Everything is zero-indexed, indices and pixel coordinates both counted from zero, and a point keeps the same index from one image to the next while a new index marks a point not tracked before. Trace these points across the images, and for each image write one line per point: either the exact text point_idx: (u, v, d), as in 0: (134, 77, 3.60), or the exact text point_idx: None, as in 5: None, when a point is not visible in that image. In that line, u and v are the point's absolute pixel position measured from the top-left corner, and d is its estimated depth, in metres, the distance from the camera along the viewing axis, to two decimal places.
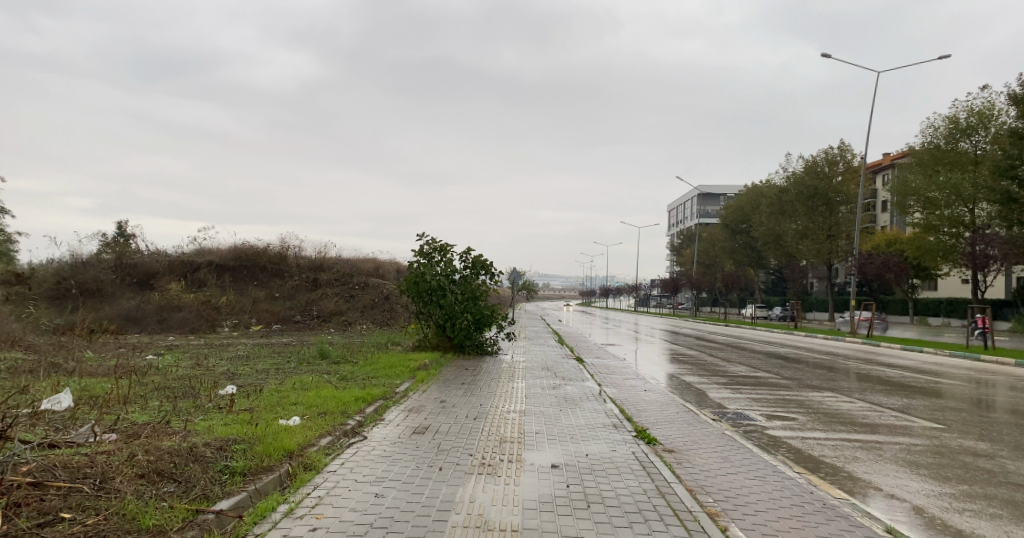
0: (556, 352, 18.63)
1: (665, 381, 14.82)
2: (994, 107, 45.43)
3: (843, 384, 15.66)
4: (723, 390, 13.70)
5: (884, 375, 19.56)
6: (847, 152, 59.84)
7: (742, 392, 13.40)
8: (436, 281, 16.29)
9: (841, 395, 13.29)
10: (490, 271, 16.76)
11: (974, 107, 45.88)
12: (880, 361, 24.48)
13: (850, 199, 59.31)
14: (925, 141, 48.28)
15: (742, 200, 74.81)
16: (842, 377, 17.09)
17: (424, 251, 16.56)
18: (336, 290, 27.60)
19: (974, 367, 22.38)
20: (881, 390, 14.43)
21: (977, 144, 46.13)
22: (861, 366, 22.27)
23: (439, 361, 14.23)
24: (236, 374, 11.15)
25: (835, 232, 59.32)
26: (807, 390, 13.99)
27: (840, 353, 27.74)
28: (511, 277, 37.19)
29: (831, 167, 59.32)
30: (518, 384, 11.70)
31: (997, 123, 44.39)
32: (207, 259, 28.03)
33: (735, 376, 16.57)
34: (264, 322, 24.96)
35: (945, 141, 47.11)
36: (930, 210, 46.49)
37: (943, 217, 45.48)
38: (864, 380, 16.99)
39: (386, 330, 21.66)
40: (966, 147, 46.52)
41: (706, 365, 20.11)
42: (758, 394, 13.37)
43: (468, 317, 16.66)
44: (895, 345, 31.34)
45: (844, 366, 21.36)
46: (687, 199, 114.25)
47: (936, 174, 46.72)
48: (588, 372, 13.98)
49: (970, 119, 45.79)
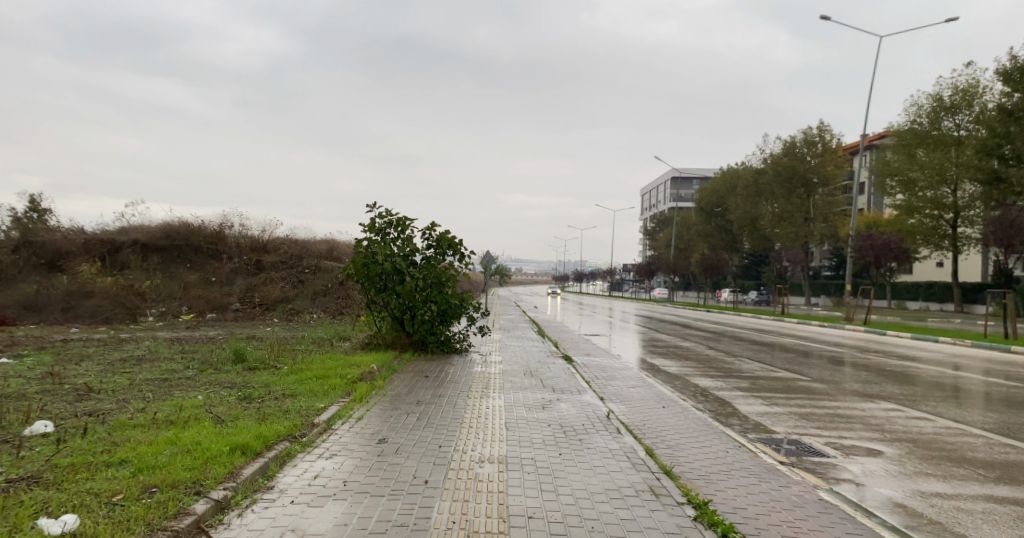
0: (537, 348, 15.54)
1: (680, 386, 11.80)
2: (979, 84, 42.70)
3: (886, 387, 12.74)
4: (752, 399, 10.71)
5: (915, 372, 16.74)
6: (828, 132, 57.34)
7: (780, 403, 10.38)
8: (391, 264, 13.07)
9: (904, 404, 10.36)
10: (458, 251, 13.57)
11: (959, 84, 43.16)
12: (894, 353, 21.66)
13: (828, 181, 56.81)
14: (907, 121, 45.57)
15: (718, 182, 72.27)
16: (876, 378, 14.32)
17: (376, 226, 13.29)
18: (283, 275, 24.17)
19: (1000, 360, 19.84)
20: (944, 397, 11.50)
21: (961, 123, 43.31)
22: (879, 360, 19.42)
23: (390, 365, 10.98)
24: (88, 396, 7.81)
25: (811, 215, 56.78)
26: (854, 398, 11.01)
27: (844, 344, 24.96)
28: (482, 261, 33.98)
29: (810, 148, 57.07)
30: (493, 403, 8.53)
31: (982, 101, 41.81)
32: (131, 238, 24.38)
33: (753, 378, 13.68)
34: (197, 311, 21.50)
35: (928, 121, 44.29)
36: (910, 191, 44.30)
37: (925, 199, 43.25)
38: (903, 382, 14.09)
39: (333, 322, 18.39)
40: (948, 127, 43.86)
41: (710, 362, 17.11)
42: (800, 404, 10.34)
43: (431, 308, 13.52)
44: (899, 334, 28.71)
45: (860, 361, 18.68)
46: (660, 183, 112.07)
47: (914, 154, 44.10)
48: (581, 379, 10.96)
49: (955, 97, 42.94)
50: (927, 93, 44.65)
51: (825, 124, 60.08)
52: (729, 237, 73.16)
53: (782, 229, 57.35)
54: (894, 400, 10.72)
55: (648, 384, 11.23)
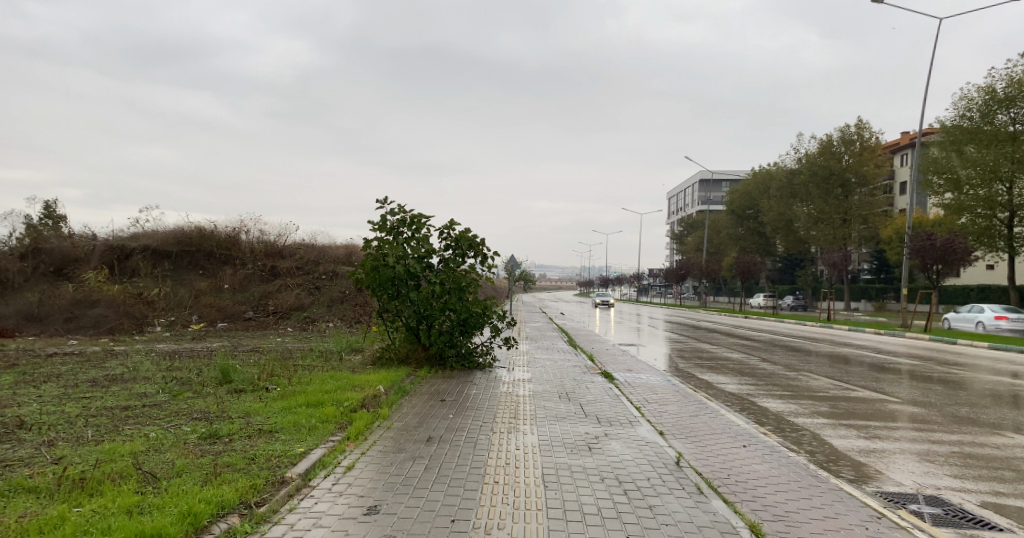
0: (572, 362, 13.66)
1: (753, 415, 9.78)
2: None
3: (1002, 420, 10.59)
4: (850, 439, 8.68)
5: (1009, 389, 14.58)
6: (866, 130, 54.60)
7: (888, 443, 8.34)
8: (404, 266, 11.29)
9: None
10: (480, 251, 11.80)
11: (1014, 75, 39.69)
12: (970, 363, 19.37)
13: (867, 181, 53.89)
14: (955, 116, 42.49)
15: (749, 184, 69.68)
16: (970, 402, 12.25)
17: (387, 224, 11.51)
18: (299, 281, 22.50)
19: None
20: None
21: (1017, 116, 39.72)
22: (959, 374, 17.17)
23: (399, 387, 9.09)
24: (7, 437, 6.01)
25: (849, 216, 54.03)
26: (979, 439, 8.92)
27: (903, 353, 22.71)
28: (508, 265, 32.16)
29: (847, 147, 54.35)
30: (524, 443, 6.65)
31: None
32: (141, 244, 22.92)
33: (829, 402, 11.70)
34: (207, 320, 19.80)
35: (980, 115, 40.91)
36: (960, 189, 41.06)
37: (976, 197, 39.99)
38: (1011, 409, 11.92)
39: (344, 332, 16.64)
40: (1002, 121, 40.23)
41: (771, 379, 15.05)
42: (915, 444, 8.27)
43: (449, 317, 11.71)
44: (967, 342, 26.27)
45: (937, 376, 16.51)
46: (688, 186, 109.34)
47: (964, 150, 41.01)
48: (629, 404, 9.08)
49: (1010, 89, 39.41)
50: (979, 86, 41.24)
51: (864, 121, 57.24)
52: (762, 240, 70.42)
53: (819, 231, 54.73)
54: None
55: (720, 414, 9.22)
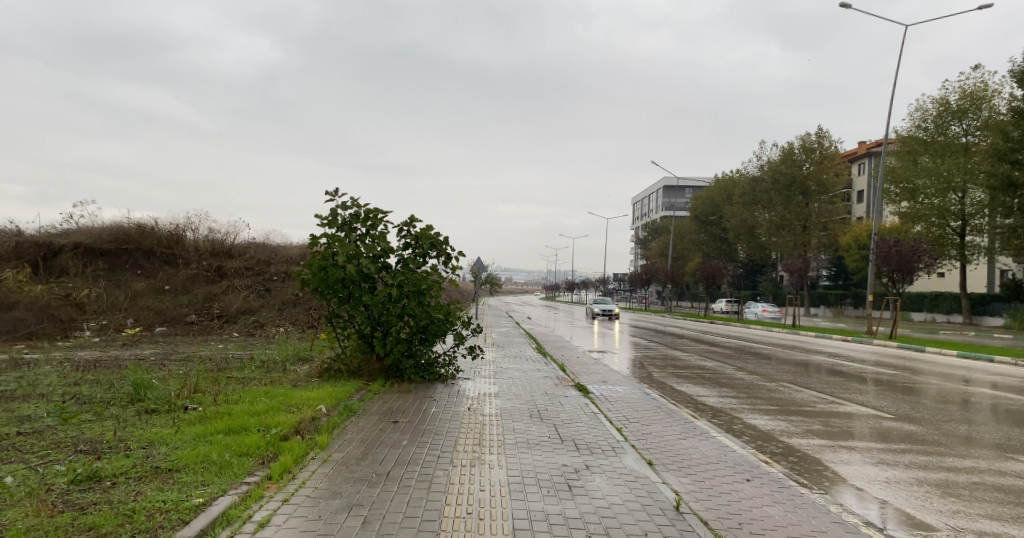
0: (542, 373, 12.56)
1: (749, 443, 8.75)
2: (988, 86, 39.37)
3: (1008, 447, 9.74)
4: (859, 480, 7.72)
5: (988, 401, 14.02)
6: (827, 138, 54.73)
7: (905, 491, 7.39)
8: (356, 267, 9.97)
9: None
10: (442, 251, 10.68)
11: (966, 87, 39.89)
12: (947, 371, 18.76)
13: (828, 188, 54.02)
14: (911, 126, 42.22)
15: (713, 190, 69.66)
16: (957, 421, 11.59)
17: (338, 220, 10.16)
18: (247, 282, 20.94)
19: None
20: None
21: (970, 128, 39.91)
22: (940, 381, 16.47)
23: (343, 404, 7.71)
24: None
25: (810, 223, 54.05)
26: (998, 480, 8.02)
27: (871, 361, 22.24)
28: (472, 268, 30.96)
29: (808, 155, 54.48)
30: (491, 484, 5.45)
31: (993, 105, 38.61)
32: (71, 241, 21.09)
33: (816, 422, 10.91)
34: (144, 324, 18.16)
35: (934, 126, 40.87)
36: (916, 198, 41.06)
37: (931, 206, 40.00)
38: (1012, 428, 11.09)
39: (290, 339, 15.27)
40: (956, 132, 40.37)
41: (750, 391, 14.23)
42: (934, 493, 7.35)
43: (408, 323, 10.44)
44: (933, 350, 25.94)
45: (913, 385, 15.90)
46: (652, 192, 109.53)
47: (918, 160, 40.95)
48: (613, 428, 7.98)
49: (963, 100, 39.62)
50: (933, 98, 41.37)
51: (825, 130, 57.54)
52: (725, 246, 70.39)
53: (780, 237, 54.58)
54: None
55: (715, 442, 8.17)
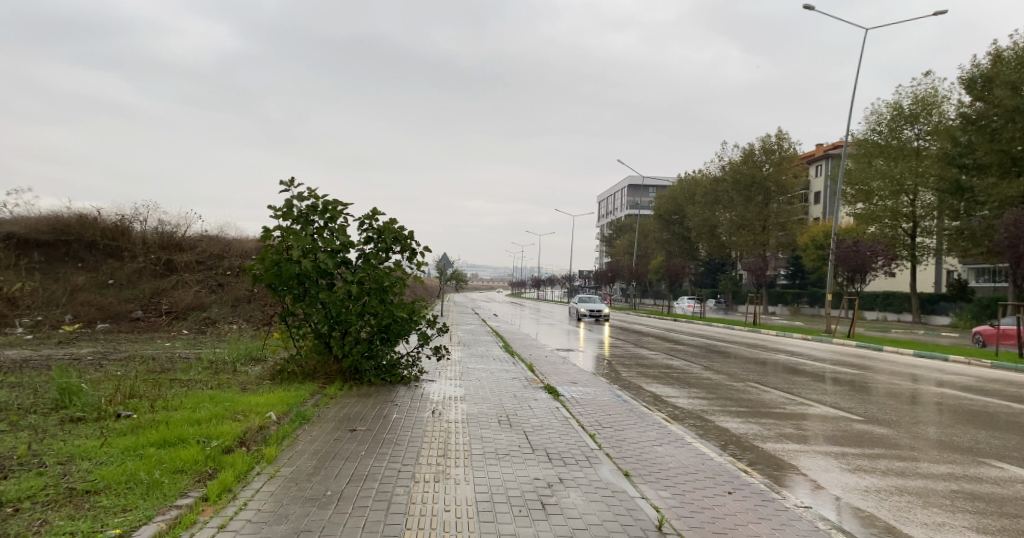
0: (509, 374, 12.09)
1: (725, 451, 8.40)
2: (939, 93, 40.19)
3: (980, 451, 9.56)
4: (840, 490, 7.40)
5: (950, 399, 14.00)
6: (786, 139, 55.28)
7: (887, 502, 7.10)
8: (313, 262, 9.34)
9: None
10: (407, 246, 10.16)
11: (918, 93, 40.62)
12: (906, 371, 18.84)
13: (787, 189, 54.61)
14: (866, 129, 42.77)
15: (676, 189, 70.06)
16: (925, 423, 11.47)
17: (293, 211, 9.52)
18: (198, 277, 20.04)
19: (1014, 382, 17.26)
20: None
21: (921, 133, 40.61)
22: (903, 379, 16.41)
23: (297, 409, 7.07)
24: None
25: (769, 223, 54.60)
26: (976, 487, 7.79)
27: (831, 360, 22.30)
28: (438, 263, 30.37)
29: (767, 156, 54.98)
30: (457, 503, 4.94)
31: (944, 110, 39.38)
32: (6, 232, 19.91)
33: (787, 425, 10.66)
34: (84, 320, 17.18)
35: (888, 131, 41.52)
36: (870, 200, 41.61)
37: (884, 208, 40.58)
38: (981, 430, 10.97)
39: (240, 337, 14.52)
40: (908, 136, 41.10)
41: (718, 391, 13.99)
42: (916, 504, 7.07)
43: (369, 322, 9.88)
44: (891, 348, 26.21)
45: (875, 384, 15.86)
46: (616, 190, 109.99)
47: (873, 163, 41.43)
48: (586, 435, 7.55)
49: (914, 105, 40.31)
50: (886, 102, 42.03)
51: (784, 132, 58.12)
52: (687, 245, 70.84)
53: (740, 236, 54.92)
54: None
55: (692, 449, 7.78)
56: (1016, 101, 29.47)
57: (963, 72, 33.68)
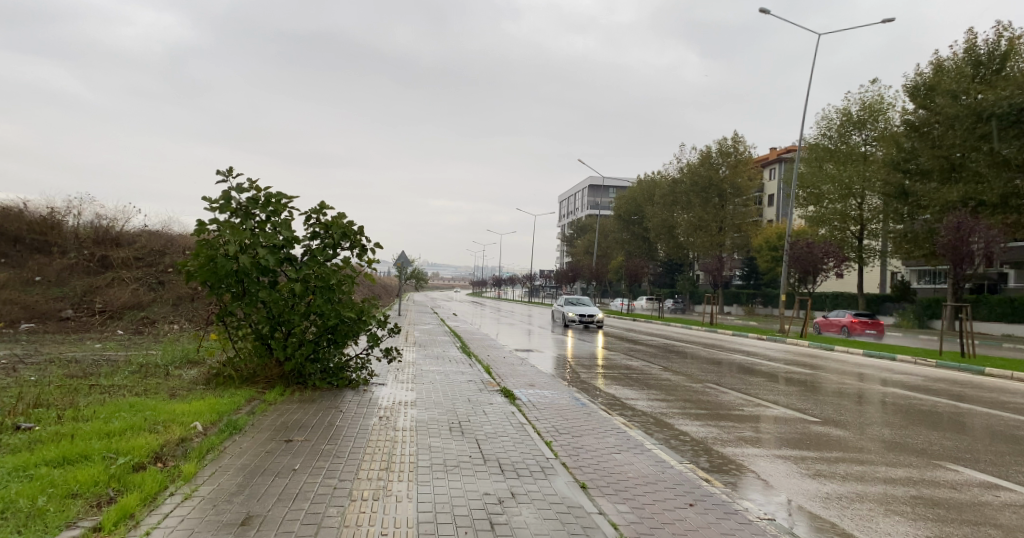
0: (464, 376, 11.62)
1: (685, 457, 8.05)
2: (885, 99, 41.05)
3: (935, 453, 9.40)
4: (801, 499, 7.09)
5: (901, 398, 14.03)
6: (742, 143, 55.87)
7: (848, 510, 6.81)
8: (253, 258, 8.74)
9: (1013, 514, 6.93)
10: (356, 241, 9.62)
11: (865, 99, 41.39)
12: (857, 370, 18.94)
13: (742, 191, 55.20)
14: (817, 134, 43.41)
15: (634, 190, 70.40)
16: (879, 423, 11.38)
17: (232, 204, 8.90)
18: (136, 274, 19.09)
19: (960, 380, 17.46)
20: (997, 468, 8.63)
21: (869, 138, 41.42)
22: (856, 378, 16.40)
23: (228, 417, 6.53)
24: None
25: (725, 224, 55.08)
26: (934, 492, 7.57)
27: (784, 359, 22.37)
28: (396, 262, 29.72)
29: (723, 158, 55.47)
30: (395, 524, 4.48)
31: (890, 116, 40.21)
32: None
33: (746, 428, 10.42)
34: (8, 319, 16.13)
35: (837, 136, 42.22)
36: (820, 203, 42.20)
37: (834, 211, 41.21)
38: (935, 431, 10.85)
39: (175, 337, 13.72)
40: (856, 141, 41.90)
41: (676, 393, 13.77)
42: (877, 513, 6.80)
43: (314, 322, 9.31)
44: (842, 348, 26.50)
45: (828, 383, 15.81)
46: (577, 191, 110.41)
47: (823, 167, 42.01)
48: (544, 444, 7.13)
49: (862, 111, 41.07)
50: (835, 107, 42.71)
51: (740, 135, 58.80)
52: (645, 246, 71.24)
53: (697, 237, 55.32)
54: (995, 503, 7.31)
55: (651, 457, 7.40)
56: (957, 109, 30.20)
57: (905, 81, 34.73)
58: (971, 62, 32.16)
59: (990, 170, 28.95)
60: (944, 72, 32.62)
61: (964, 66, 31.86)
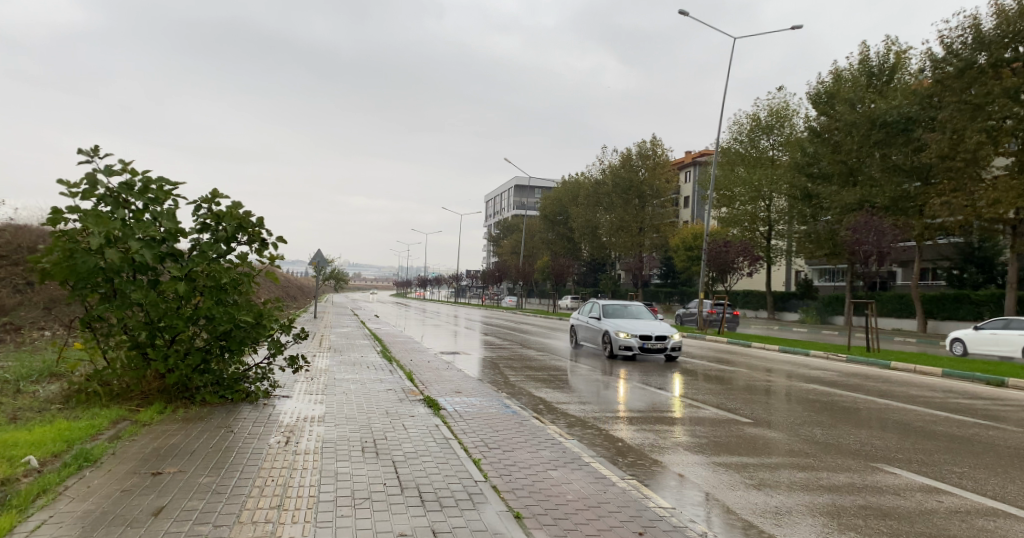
0: (383, 385, 10.52)
1: (623, 469, 7.16)
2: (790, 106, 42.16)
3: (869, 455, 8.44)
4: (735, 511, 6.02)
5: (829, 392, 13.73)
6: (659, 145, 56.43)
7: (785, 529, 5.61)
8: (124, 254, 7.43)
9: (964, 523, 5.89)
10: (254, 234, 8.40)
11: (772, 105, 42.32)
12: (778, 366, 18.79)
13: (661, 193, 55.71)
14: (729, 138, 43.92)
15: (557, 192, 70.36)
16: (813, 421, 10.87)
17: (100, 190, 7.58)
18: (1, 276, 16.97)
19: (876, 374, 17.46)
20: (941, 464, 8.09)
21: (775, 144, 42.19)
22: (779, 376, 16.02)
23: (81, 449, 5.32)
24: None
25: (644, 225, 55.41)
26: (880, 500, 6.48)
27: (706, 356, 22.15)
28: (311, 263, 28.14)
29: (643, 160, 55.90)
30: None
31: (795, 122, 41.26)
32: None
33: (683, 431, 9.74)
34: None
35: (747, 142, 42.90)
36: (730, 205, 42.79)
37: (745, 212, 41.89)
38: (861, 429, 10.11)
39: (39, 348, 12.04)
40: (764, 147, 42.59)
41: (606, 394, 13.06)
42: (816, 532, 5.61)
43: (204, 328, 8.06)
44: (760, 344, 26.68)
45: (755, 378, 15.44)
46: (501, 193, 110.12)
47: (735, 170, 42.64)
48: (471, 464, 6.15)
49: (770, 117, 41.92)
50: (747, 112, 43.47)
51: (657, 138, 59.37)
52: (568, 246, 71.26)
53: (619, 238, 55.52)
54: (941, 511, 6.23)
55: (590, 473, 6.52)
56: (852, 116, 30.98)
57: (809, 89, 35.52)
58: (864, 73, 33.08)
59: (883, 175, 29.90)
60: (842, 81, 33.48)
61: (859, 75, 32.83)
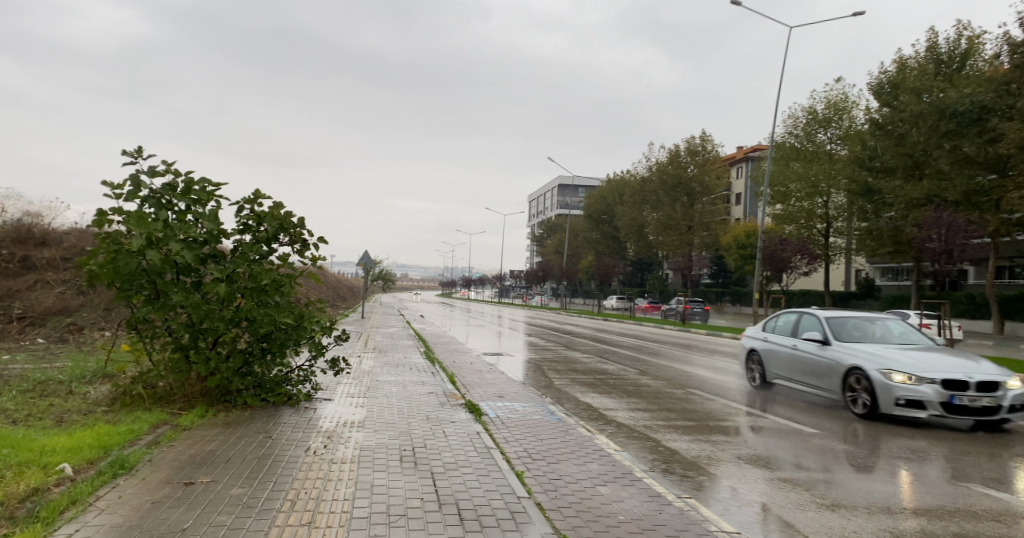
0: (425, 388, 10.31)
1: (678, 484, 6.76)
2: (850, 98, 40.81)
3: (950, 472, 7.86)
4: (805, 535, 5.57)
5: None
6: (709, 141, 55.33)
7: None
8: (164, 255, 7.37)
9: None
10: (295, 235, 8.27)
11: (830, 98, 41.02)
12: None
13: (711, 190, 54.58)
14: (784, 133, 42.77)
15: (604, 190, 69.68)
16: None
17: (142, 191, 7.54)
18: (64, 276, 17.40)
19: None
20: None
21: (834, 138, 40.98)
22: None
23: (116, 457, 5.22)
24: None
25: (693, 223, 54.38)
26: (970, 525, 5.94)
27: None
28: (359, 263, 28.26)
29: (692, 157, 54.89)
30: None
31: (855, 115, 39.94)
32: None
33: (740, 440, 9.25)
34: None
35: (802, 136, 41.71)
36: (785, 202, 41.62)
37: (800, 209, 40.67)
38: None
39: (95, 348, 12.25)
40: (821, 140, 41.41)
41: (656, 400, 12.63)
42: None
43: (245, 330, 7.97)
44: None
45: None
46: (546, 192, 109.73)
47: (790, 166, 41.46)
48: (515, 478, 5.84)
49: (828, 110, 40.65)
50: (802, 106, 42.23)
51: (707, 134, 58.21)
52: (615, 245, 70.50)
53: (667, 236, 54.63)
54: None
55: (642, 490, 6.15)
56: (920, 106, 29.70)
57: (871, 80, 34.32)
58: (931, 62, 31.73)
59: (953, 167, 28.54)
60: (907, 70, 32.20)
61: (926, 63, 31.55)
